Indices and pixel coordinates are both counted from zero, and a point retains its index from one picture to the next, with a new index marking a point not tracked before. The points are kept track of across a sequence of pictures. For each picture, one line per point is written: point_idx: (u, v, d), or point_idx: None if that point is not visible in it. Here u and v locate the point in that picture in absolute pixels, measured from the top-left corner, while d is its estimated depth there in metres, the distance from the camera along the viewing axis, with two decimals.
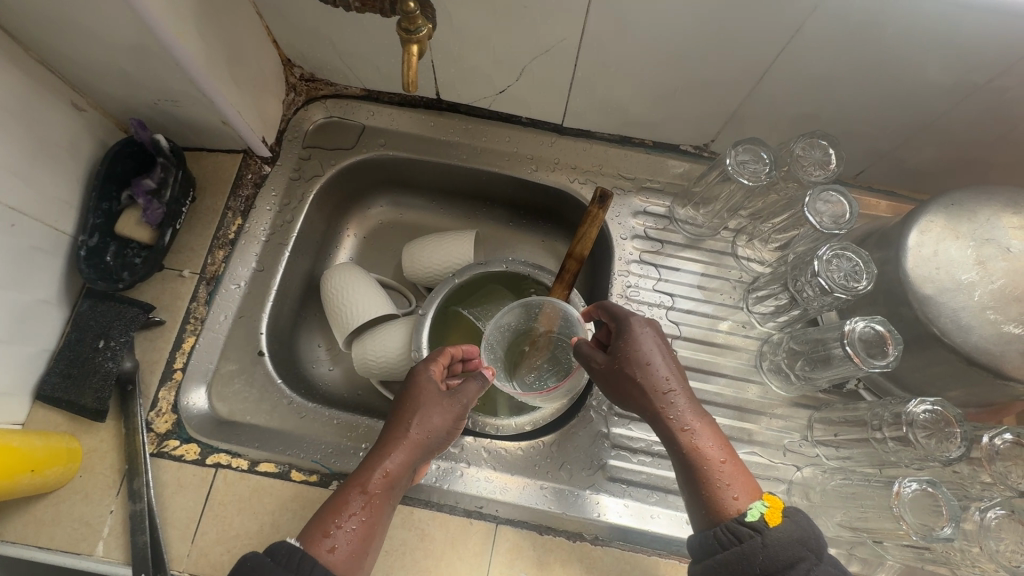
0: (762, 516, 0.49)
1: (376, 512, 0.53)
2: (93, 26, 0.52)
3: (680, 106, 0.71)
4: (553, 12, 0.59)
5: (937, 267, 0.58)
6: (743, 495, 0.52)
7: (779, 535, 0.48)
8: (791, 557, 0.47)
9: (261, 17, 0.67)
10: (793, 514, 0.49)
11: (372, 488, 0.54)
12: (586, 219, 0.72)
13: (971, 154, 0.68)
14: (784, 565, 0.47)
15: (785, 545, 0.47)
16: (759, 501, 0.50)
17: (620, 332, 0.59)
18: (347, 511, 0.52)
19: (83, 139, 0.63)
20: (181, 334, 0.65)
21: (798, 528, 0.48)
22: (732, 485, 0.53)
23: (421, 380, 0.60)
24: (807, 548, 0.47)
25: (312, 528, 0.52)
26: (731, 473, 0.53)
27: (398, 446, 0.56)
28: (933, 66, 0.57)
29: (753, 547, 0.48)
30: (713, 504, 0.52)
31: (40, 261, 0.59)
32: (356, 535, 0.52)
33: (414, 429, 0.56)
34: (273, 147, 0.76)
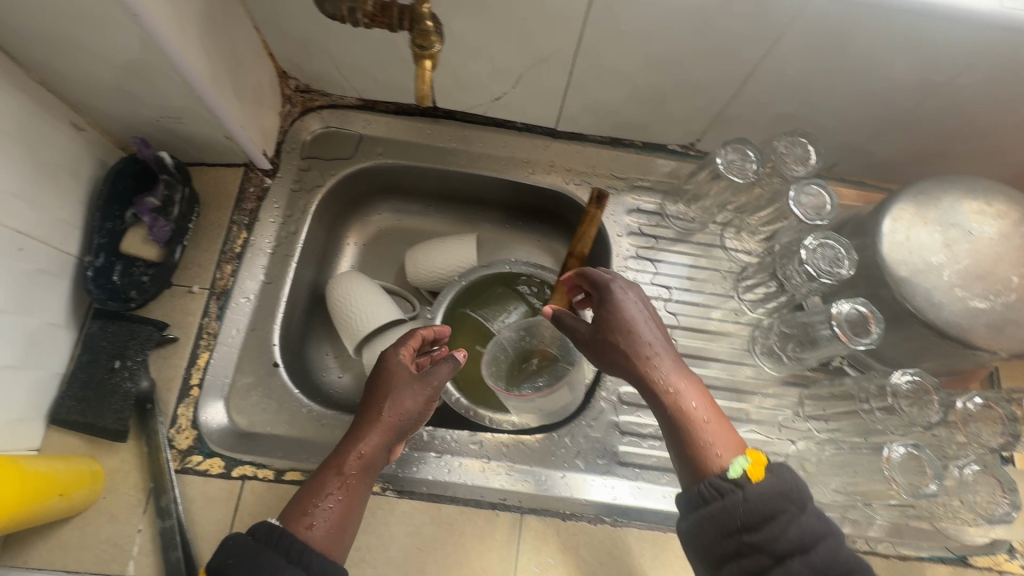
0: (745, 473, 0.51)
1: (352, 492, 0.56)
2: (97, 46, 0.52)
3: (670, 109, 0.74)
4: (552, 23, 0.61)
5: (909, 251, 0.63)
6: (729, 452, 0.54)
7: (761, 490, 0.50)
8: (771, 509, 0.50)
9: (257, 29, 0.67)
10: (778, 469, 0.51)
11: (347, 469, 0.57)
12: (584, 219, 0.75)
13: (931, 145, 0.74)
14: (766, 519, 0.49)
15: (767, 502, 0.50)
16: (742, 456, 0.53)
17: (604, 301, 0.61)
18: (324, 492, 0.55)
19: (84, 158, 0.62)
20: (195, 350, 0.65)
21: (779, 482, 0.51)
22: (716, 443, 0.54)
23: (392, 365, 0.63)
24: (791, 501, 0.50)
25: (292, 508, 0.55)
26: (714, 430, 0.55)
27: (371, 429, 0.59)
28: (899, 67, 0.62)
29: (733, 501, 0.51)
30: (697, 462, 0.54)
31: (48, 284, 0.59)
32: (333, 514, 0.55)
33: (386, 412, 0.59)
34: (272, 159, 0.76)
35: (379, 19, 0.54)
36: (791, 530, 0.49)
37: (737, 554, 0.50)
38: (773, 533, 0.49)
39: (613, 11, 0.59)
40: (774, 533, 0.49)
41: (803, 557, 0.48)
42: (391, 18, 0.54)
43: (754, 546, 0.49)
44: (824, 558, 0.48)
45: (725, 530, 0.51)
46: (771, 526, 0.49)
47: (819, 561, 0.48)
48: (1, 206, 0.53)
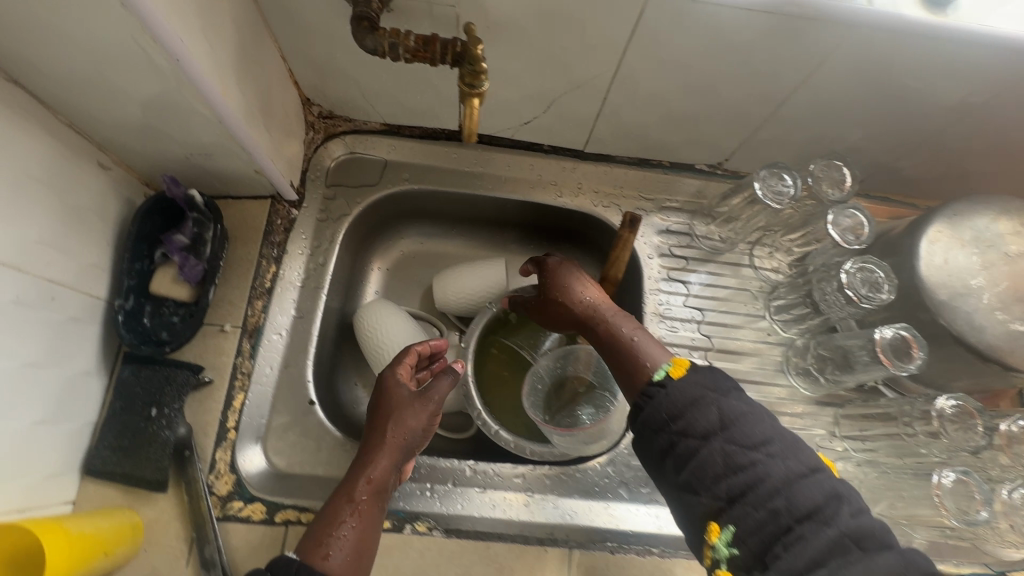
0: (667, 373, 0.54)
1: (366, 518, 0.55)
2: (130, 89, 0.50)
3: (701, 131, 0.74)
4: (591, 52, 0.60)
5: (948, 274, 0.64)
6: (657, 360, 0.57)
7: (679, 384, 0.53)
8: (691, 397, 0.52)
9: (283, 58, 0.65)
10: (696, 367, 0.54)
11: (358, 495, 0.56)
12: (617, 243, 0.69)
13: (959, 162, 0.74)
14: (686, 406, 0.51)
15: (686, 393, 0.52)
16: (666, 362, 0.56)
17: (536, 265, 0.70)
18: (338, 522, 0.54)
19: (111, 198, 0.60)
20: (230, 391, 0.64)
21: (695, 376, 0.53)
22: (646, 354, 0.58)
23: (389, 384, 0.62)
24: (706, 388, 0.52)
25: (307, 541, 0.53)
26: (643, 345, 0.59)
27: (379, 452, 0.58)
28: (936, 91, 0.62)
29: (658, 399, 0.53)
30: (634, 378, 0.57)
31: (79, 332, 0.57)
32: (349, 543, 0.53)
33: (391, 433, 0.59)
34: (298, 189, 0.74)
35: (421, 54, 0.53)
36: (709, 411, 0.50)
37: (671, 447, 0.51)
38: (694, 418, 0.50)
39: (656, 40, 0.58)
40: (695, 418, 0.50)
41: (723, 434, 0.49)
42: (433, 53, 0.52)
43: (682, 433, 0.50)
44: (745, 433, 0.49)
45: (654, 426, 0.52)
46: (693, 412, 0.51)
47: (740, 436, 0.49)
48: (33, 256, 0.51)
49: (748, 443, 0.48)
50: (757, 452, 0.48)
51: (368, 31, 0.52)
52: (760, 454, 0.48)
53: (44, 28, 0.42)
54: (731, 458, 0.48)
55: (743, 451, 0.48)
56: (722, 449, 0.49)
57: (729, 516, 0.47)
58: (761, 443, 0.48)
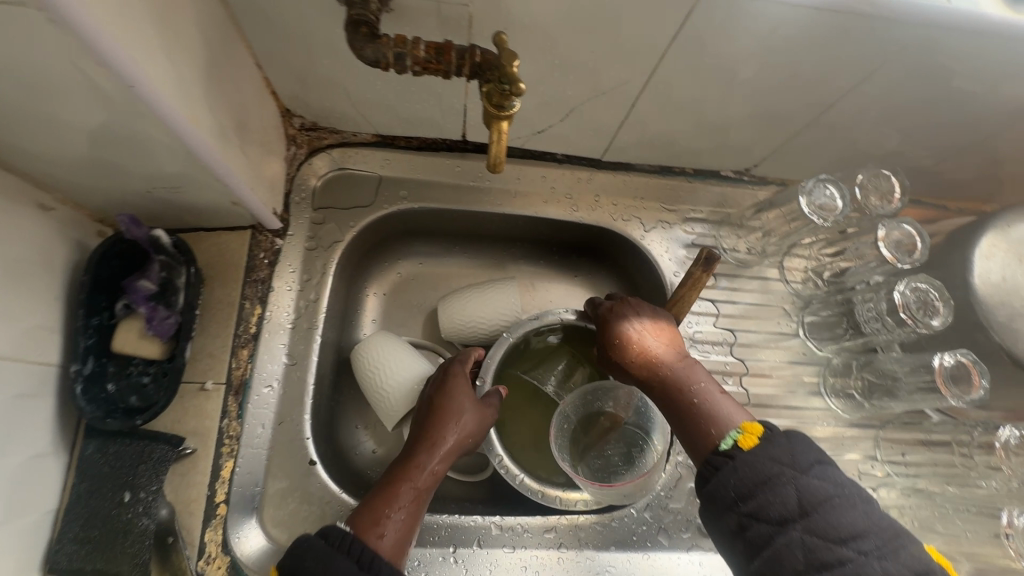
0: (735, 444, 0.47)
1: (422, 507, 0.52)
2: (74, 122, 0.40)
3: (733, 137, 0.67)
4: (623, 57, 0.52)
5: (1007, 292, 0.59)
6: (727, 428, 0.50)
7: (751, 455, 0.46)
8: (765, 474, 0.45)
9: (259, 67, 0.56)
10: (774, 433, 0.47)
11: (420, 483, 0.52)
12: (688, 282, 0.57)
13: (1001, 164, 0.70)
14: (758, 484, 0.44)
15: (760, 467, 0.45)
16: (735, 430, 0.48)
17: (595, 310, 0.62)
18: (396, 501, 0.50)
19: (56, 244, 0.50)
20: (217, 460, 0.55)
21: (770, 447, 0.46)
22: (716, 421, 0.50)
23: (457, 381, 0.59)
24: (783, 463, 0.45)
25: (362, 515, 0.49)
26: (714, 407, 0.51)
27: (444, 446, 0.54)
28: (995, 95, 0.57)
29: (725, 471, 0.46)
30: (699, 444, 0.50)
31: (28, 410, 0.47)
32: (404, 527, 0.50)
33: (460, 431, 0.55)
34: (282, 216, 0.65)
35: (433, 65, 0.45)
36: (788, 494, 0.43)
37: (741, 530, 0.44)
38: (769, 499, 0.43)
39: (700, 40, 0.50)
40: (769, 499, 0.43)
41: (804, 522, 0.42)
42: (448, 64, 0.45)
43: (754, 516, 0.44)
44: (831, 524, 0.42)
45: (720, 503, 0.46)
46: (765, 491, 0.44)
47: (825, 527, 0.42)
48: None
49: (835, 536, 0.42)
50: (846, 547, 0.41)
51: (369, 41, 0.44)
52: (851, 550, 0.41)
53: None
54: (813, 552, 0.41)
55: (829, 545, 0.41)
56: (803, 540, 0.42)
57: None
58: (851, 537, 0.41)
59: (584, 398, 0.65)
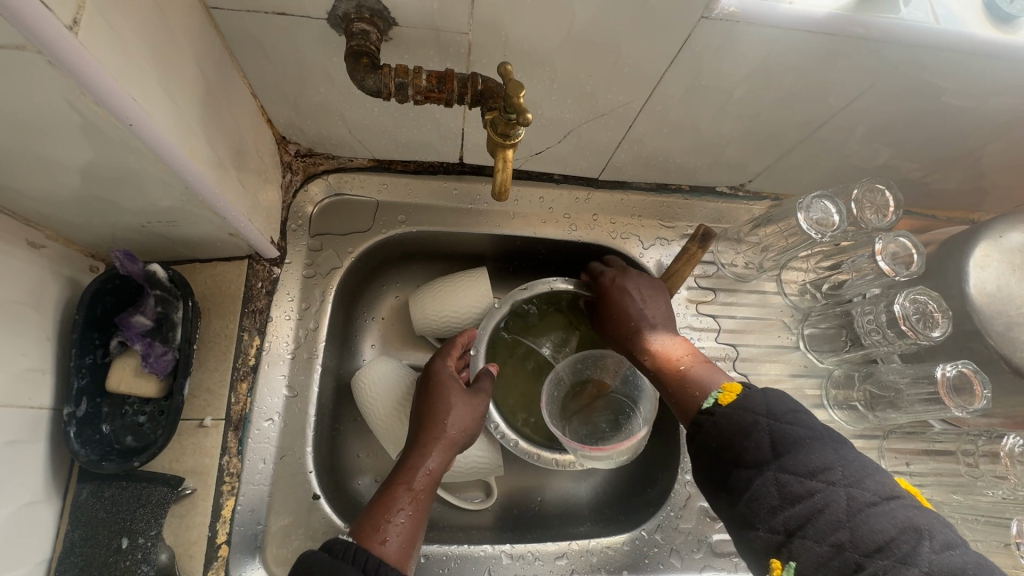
0: (715, 401, 0.47)
1: (423, 508, 0.51)
2: (66, 160, 0.39)
3: (729, 155, 0.68)
4: (622, 80, 0.53)
5: (1003, 302, 0.60)
6: (708, 386, 0.49)
7: (728, 408, 0.45)
8: (740, 422, 0.44)
9: (255, 96, 0.55)
10: (753, 389, 0.46)
11: (417, 484, 0.51)
12: (681, 256, 0.61)
13: (989, 174, 0.71)
14: (733, 432, 0.44)
15: (735, 418, 0.44)
16: (715, 388, 0.48)
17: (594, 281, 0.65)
18: (395, 506, 0.50)
19: (47, 283, 0.48)
20: (217, 500, 0.53)
21: (747, 397, 0.45)
22: (697, 379, 0.51)
23: (442, 377, 0.58)
24: (758, 410, 0.44)
25: (363, 524, 0.48)
26: (696, 369, 0.52)
27: (437, 445, 0.54)
28: (984, 109, 0.58)
29: (704, 426, 0.46)
30: (681, 403, 0.51)
31: (19, 457, 0.45)
32: (406, 530, 0.49)
33: (451, 426, 0.55)
34: (279, 244, 0.63)
35: (435, 94, 0.45)
36: (760, 438, 0.42)
37: (724, 480, 0.44)
38: (744, 445, 0.43)
39: (698, 62, 0.50)
40: (744, 445, 0.43)
41: (777, 461, 0.41)
42: (450, 92, 0.45)
43: (732, 463, 0.43)
44: (801, 460, 0.41)
45: (704, 456, 0.45)
46: (741, 438, 0.43)
47: (795, 463, 0.41)
48: None
49: (804, 470, 0.40)
50: (816, 480, 0.40)
51: (369, 70, 0.44)
52: (821, 483, 0.39)
53: None
54: (786, 489, 0.40)
55: (800, 479, 0.40)
56: (777, 479, 0.41)
57: (790, 554, 0.39)
58: (820, 469, 0.40)
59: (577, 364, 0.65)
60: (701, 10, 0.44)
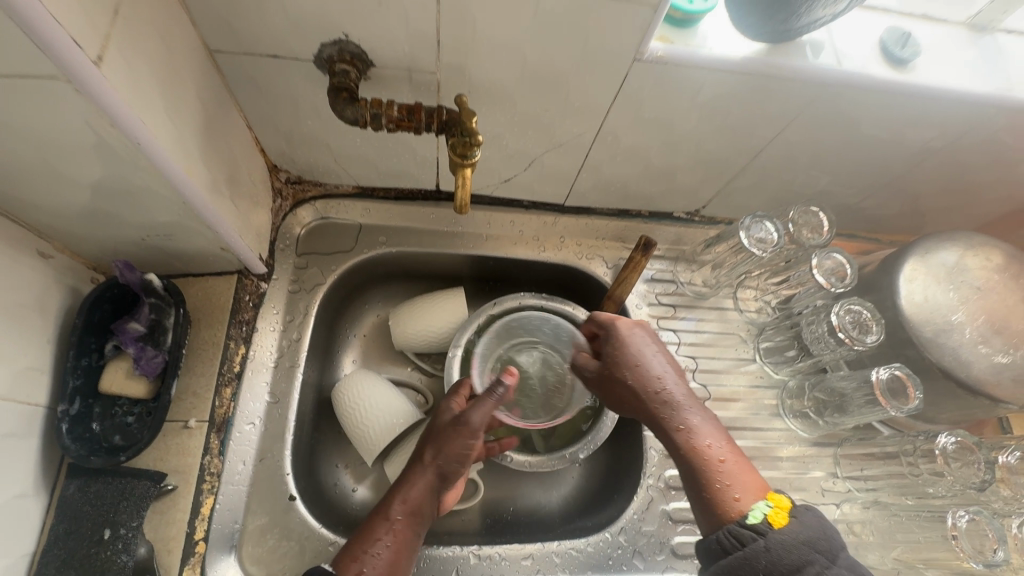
0: (764, 519, 0.47)
1: (401, 538, 0.54)
2: (80, 177, 0.44)
3: (680, 181, 0.74)
4: (574, 113, 0.60)
5: (931, 311, 0.65)
6: (746, 495, 0.50)
7: (783, 535, 0.46)
8: (797, 561, 0.45)
9: (250, 128, 0.62)
10: (804, 520, 0.47)
11: (396, 514, 0.55)
12: (627, 265, 0.67)
13: (918, 198, 0.78)
14: (790, 568, 0.44)
15: (791, 553, 0.45)
16: (763, 502, 0.49)
17: (609, 347, 0.61)
18: (374, 536, 0.53)
19: (52, 290, 0.53)
20: (197, 498, 0.56)
21: (805, 530, 0.46)
22: (732, 482, 0.51)
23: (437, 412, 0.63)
24: (818, 551, 0.45)
25: (342, 554, 0.52)
26: (733, 468, 0.52)
27: (418, 474, 0.58)
28: (896, 140, 0.66)
29: (756, 551, 0.46)
30: (715, 504, 0.51)
31: (14, 449, 0.49)
32: (381, 561, 0.52)
33: (430, 455, 0.58)
34: (268, 261, 0.69)
35: (405, 123, 0.52)
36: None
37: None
38: None
39: (639, 98, 0.58)
40: None
41: None
42: (418, 122, 0.52)
43: None
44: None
45: None
46: None
47: None
48: None
49: None
50: None
51: (348, 103, 0.51)
52: None
53: None
54: None
55: None
56: None
57: None
58: None
59: (538, 321, 0.70)
60: (633, 53, 0.52)
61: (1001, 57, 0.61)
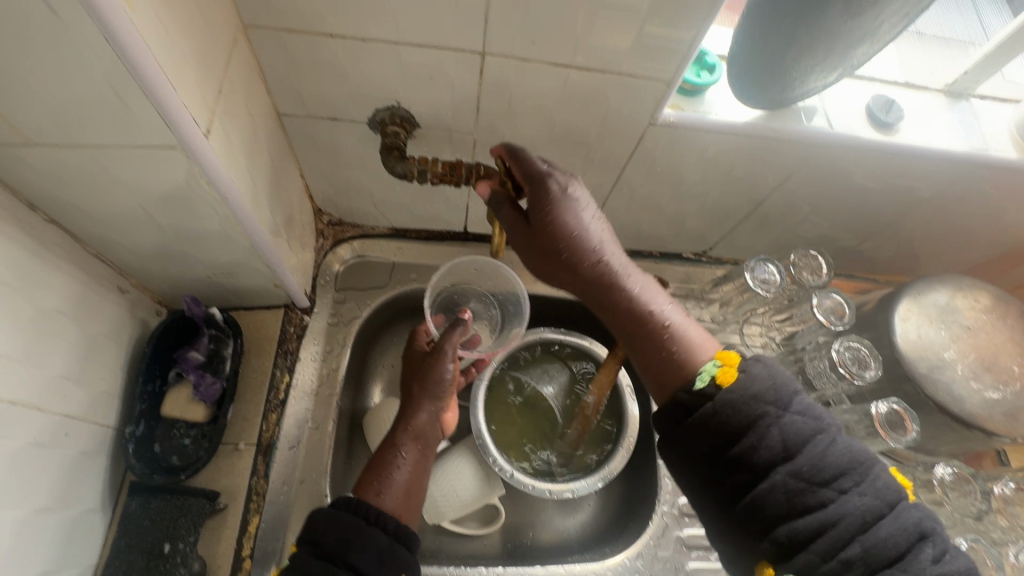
0: (713, 380, 0.45)
1: (412, 457, 0.61)
2: (168, 224, 0.51)
3: (689, 225, 0.81)
4: (594, 167, 0.67)
5: (925, 347, 0.70)
6: (694, 350, 0.48)
7: (732, 394, 0.44)
8: (748, 417, 0.43)
9: (303, 177, 0.69)
10: (749, 372, 0.44)
11: (401, 439, 0.61)
12: None
13: (910, 242, 0.85)
14: (742, 425, 0.43)
15: (743, 409, 0.43)
16: (710, 362, 0.46)
17: (537, 209, 0.50)
18: (387, 463, 0.59)
19: (126, 321, 0.59)
20: (245, 516, 0.61)
21: (754, 384, 0.44)
22: (681, 341, 0.49)
23: (414, 357, 0.70)
24: (765, 403, 0.43)
25: (361, 484, 0.57)
26: (679, 327, 0.50)
27: (411, 402, 0.65)
28: (884, 191, 0.73)
29: (705, 416, 0.44)
30: (668, 368, 0.49)
31: (88, 466, 0.54)
32: (397, 480, 0.58)
33: (417, 385, 0.65)
34: (309, 296, 0.74)
35: (448, 178, 0.59)
36: (770, 436, 0.42)
37: (723, 472, 0.44)
38: (754, 445, 0.42)
39: (652, 154, 0.64)
40: (755, 446, 0.42)
41: (787, 466, 0.42)
42: (459, 176, 0.59)
43: (737, 462, 0.43)
44: (812, 462, 0.42)
45: (702, 447, 0.44)
46: (749, 435, 0.43)
47: (808, 469, 0.41)
48: (55, 391, 0.50)
49: (818, 478, 0.41)
50: (828, 487, 0.41)
51: (399, 160, 0.58)
52: (834, 490, 0.41)
53: (99, 176, 0.44)
54: (796, 496, 0.41)
55: (812, 486, 0.41)
56: (786, 483, 0.41)
57: (796, 561, 0.41)
58: (834, 476, 0.41)
59: (468, 266, 0.73)
60: (648, 118, 0.59)
61: (975, 120, 0.68)
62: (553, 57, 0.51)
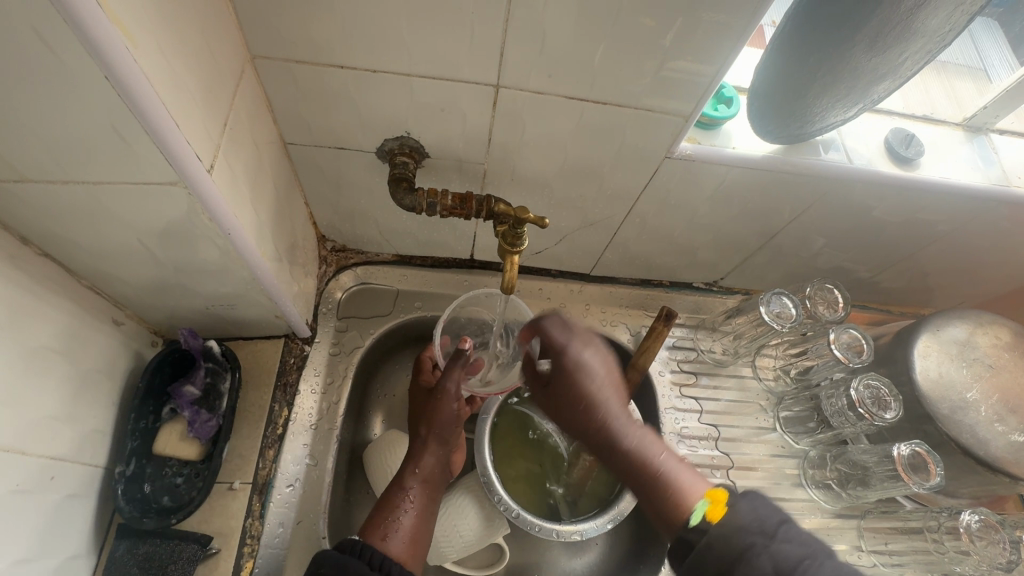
0: (704, 517, 0.44)
1: (419, 501, 0.61)
2: (167, 258, 0.49)
3: (701, 256, 0.79)
4: (606, 199, 0.65)
5: (947, 387, 0.68)
6: (690, 491, 0.47)
7: (721, 527, 0.42)
8: (739, 548, 0.41)
9: (307, 204, 0.67)
10: (735, 500, 0.44)
11: (408, 482, 0.61)
12: (650, 334, 0.66)
13: (926, 275, 0.83)
14: (731, 558, 0.41)
15: (731, 540, 0.42)
16: (702, 499, 0.46)
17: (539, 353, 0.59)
18: (394, 507, 0.59)
19: (120, 354, 0.57)
20: (238, 560, 0.58)
21: (743, 515, 0.43)
22: (675, 486, 0.48)
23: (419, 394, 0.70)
24: (753, 532, 0.42)
25: (367, 527, 0.58)
26: (676, 471, 0.49)
27: (417, 443, 0.65)
28: (900, 225, 0.71)
29: (700, 551, 0.43)
30: (663, 509, 0.48)
31: (74, 509, 0.51)
32: (402, 525, 0.58)
33: (423, 427, 0.65)
34: (311, 324, 0.72)
35: (458, 211, 0.57)
36: (762, 565, 0.40)
37: None
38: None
39: (666, 187, 0.63)
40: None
41: None
42: (469, 209, 0.57)
43: None
44: None
45: None
46: (741, 566, 0.40)
47: None
48: (42, 433, 0.47)
49: None
50: None
51: (407, 192, 0.56)
52: None
53: (96, 212, 0.42)
54: None
55: None
56: None
57: None
58: None
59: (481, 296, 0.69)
60: (664, 152, 0.57)
61: (996, 155, 0.67)
62: (569, 91, 0.50)
